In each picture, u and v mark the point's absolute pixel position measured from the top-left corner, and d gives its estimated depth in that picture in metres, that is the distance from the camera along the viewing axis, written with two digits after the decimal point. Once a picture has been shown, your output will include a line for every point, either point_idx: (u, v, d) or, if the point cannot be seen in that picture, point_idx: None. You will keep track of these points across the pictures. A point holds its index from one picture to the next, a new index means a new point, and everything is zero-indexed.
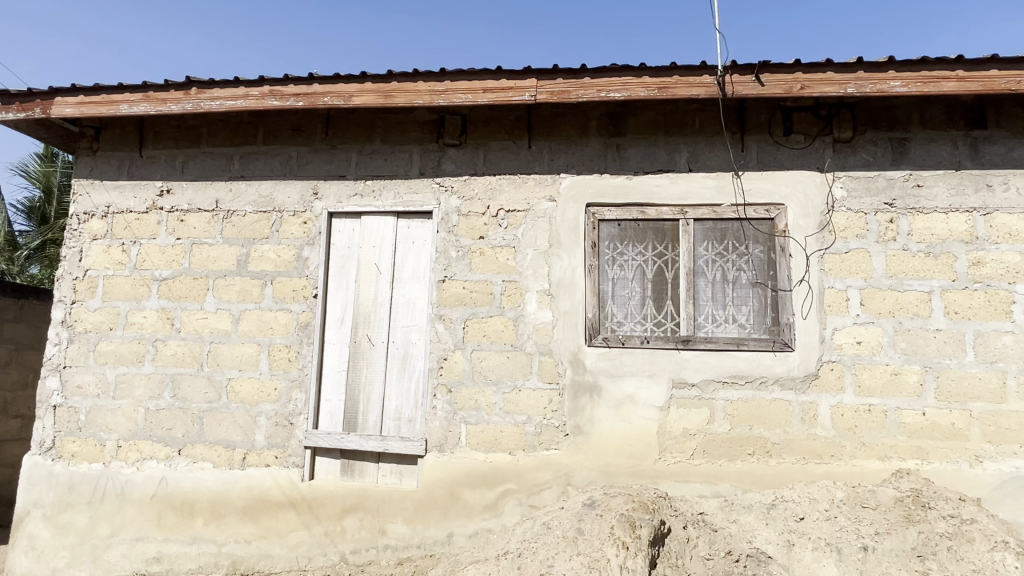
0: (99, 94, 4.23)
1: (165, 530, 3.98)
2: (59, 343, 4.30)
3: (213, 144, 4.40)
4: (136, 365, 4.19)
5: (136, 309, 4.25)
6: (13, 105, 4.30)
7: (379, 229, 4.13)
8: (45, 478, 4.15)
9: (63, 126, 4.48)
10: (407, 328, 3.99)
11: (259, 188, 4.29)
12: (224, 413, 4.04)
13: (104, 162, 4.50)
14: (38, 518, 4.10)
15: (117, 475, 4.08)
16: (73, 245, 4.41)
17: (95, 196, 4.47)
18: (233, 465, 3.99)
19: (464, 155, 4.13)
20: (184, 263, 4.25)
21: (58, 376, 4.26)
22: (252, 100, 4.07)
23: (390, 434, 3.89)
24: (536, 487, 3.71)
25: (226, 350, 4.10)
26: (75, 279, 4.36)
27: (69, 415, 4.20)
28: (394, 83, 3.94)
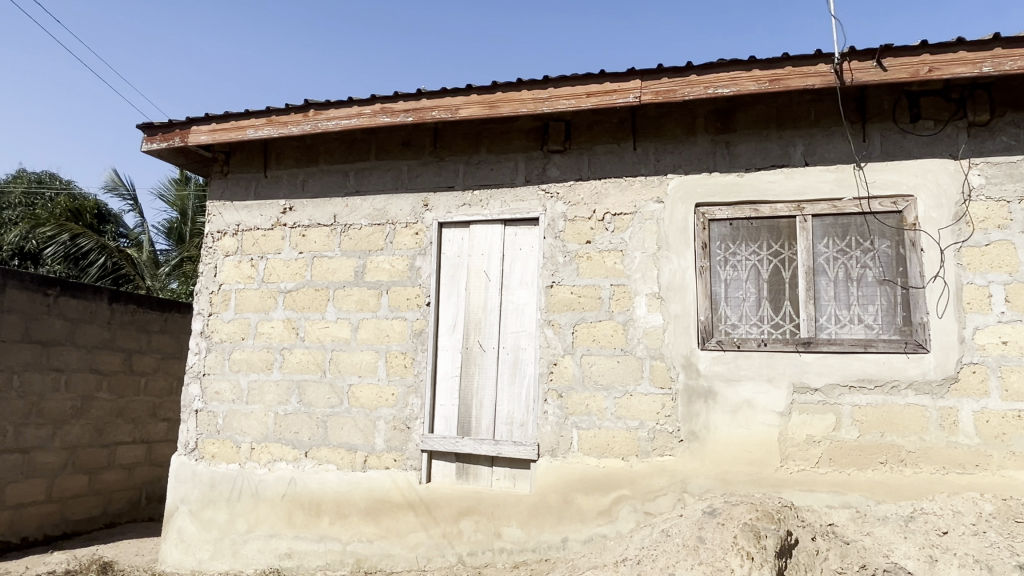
0: (229, 121, 4.58)
1: (296, 527, 4.21)
2: (199, 352, 4.66)
3: (330, 162, 4.64)
4: (266, 372, 4.47)
5: (264, 320, 4.55)
6: (156, 136, 4.72)
7: (488, 237, 4.20)
8: (189, 476, 4.51)
9: (198, 153, 4.87)
10: (517, 334, 4.04)
11: (373, 202, 4.48)
12: (346, 417, 4.24)
13: (234, 184, 4.85)
14: (185, 513, 4.46)
15: (251, 474, 4.37)
16: (209, 262, 4.78)
17: (227, 216, 4.82)
18: (355, 467, 4.18)
19: (568, 160, 4.14)
20: (307, 275, 4.51)
21: (199, 382, 4.62)
22: (365, 118, 4.27)
23: (502, 438, 3.95)
24: (650, 494, 3.65)
25: (347, 357, 4.31)
26: (211, 293, 4.72)
27: (209, 419, 4.54)
28: (498, 93, 4.02)
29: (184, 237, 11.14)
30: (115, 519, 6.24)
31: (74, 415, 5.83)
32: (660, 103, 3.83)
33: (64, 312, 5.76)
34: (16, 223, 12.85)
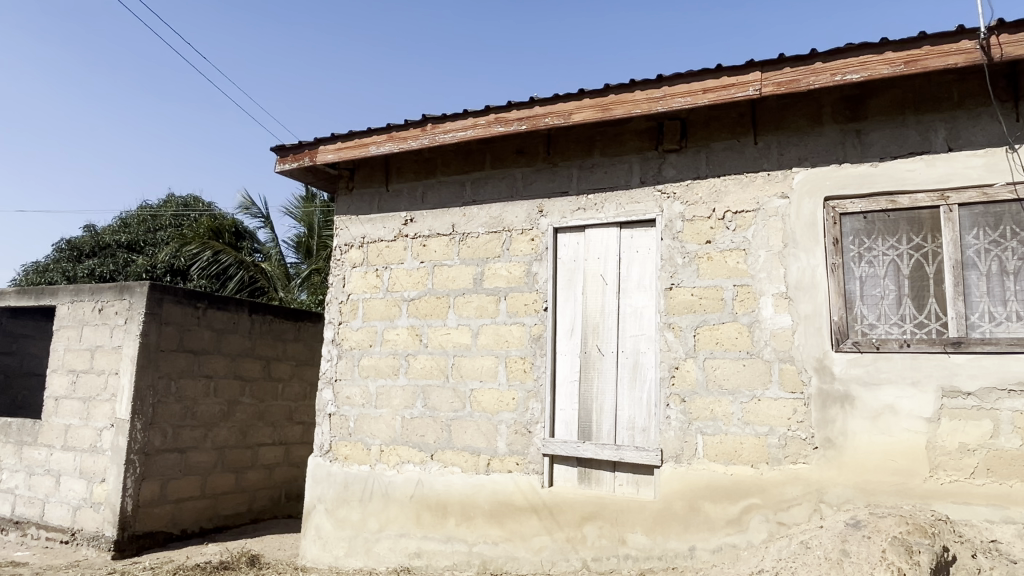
0: (353, 139, 4.82)
1: (424, 528, 4.35)
2: (331, 359, 4.93)
3: (448, 173, 4.78)
4: (393, 378, 4.66)
5: (390, 327, 4.74)
6: (288, 157, 5.05)
7: (604, 241, 4.18)
8: (325, 476, 4.77)
9: (325, 171, 5.15)
10: (636, 337, 3.98)
11: (489, 210, 4.57)
12: (469, 421, 4.35)
13: (358, 199, 5.10)
14: (321, 512, 4.72)
15: (381, 476, 4.56)
16: (338, 273, 5.05)
17: (353, 229, 5.07)
18: (479, 470, 4.27)
19: (685, 159, 4.05)
20: (428, 283, 4.66)
21: (332, 387, 4.88)
22: (480, 129, 4.37)
23: (624, 443, 3.90)
24: (783, 503, 3.49)
25: (468, 362, 4.41)
26: (340, 302, 4.98)
27: (342, 422, 4.79)
28: (611, 95, 3.99)
29: (312, 251, 11.78)
30: (260, 515, 6.70)
31: (222, 418, 6.32)
32: (783, 95, 3.67)
33: (212, 323, 6.27)
34: (168, 242, 14.11)
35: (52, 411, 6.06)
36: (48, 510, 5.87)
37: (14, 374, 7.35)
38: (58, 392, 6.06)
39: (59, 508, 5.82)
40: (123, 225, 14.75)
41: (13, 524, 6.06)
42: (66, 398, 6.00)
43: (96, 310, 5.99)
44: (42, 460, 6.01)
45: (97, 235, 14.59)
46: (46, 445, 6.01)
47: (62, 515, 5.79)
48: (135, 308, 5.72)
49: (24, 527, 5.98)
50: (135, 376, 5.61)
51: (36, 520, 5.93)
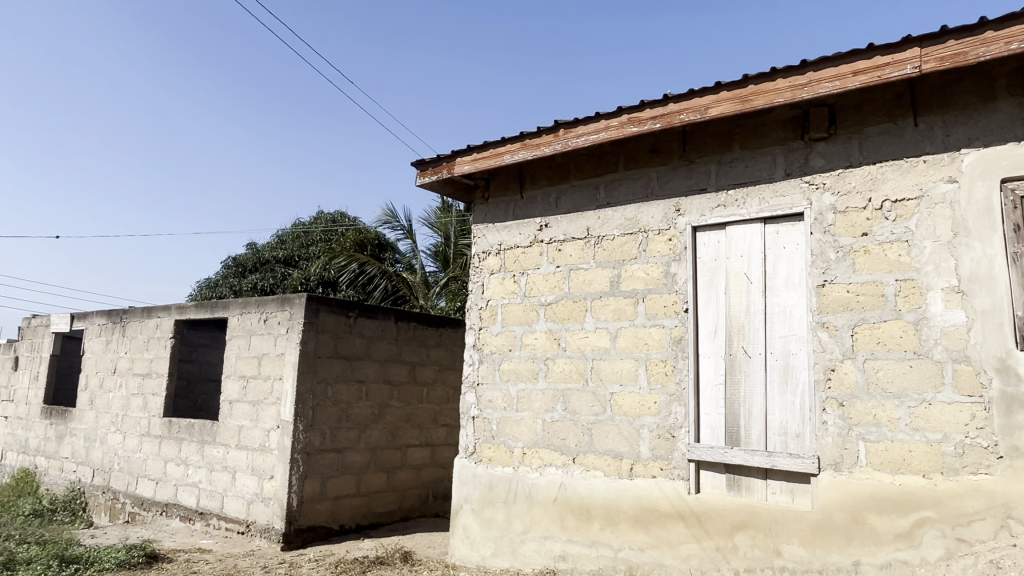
0: (487, 149, 4.95)
1: (568, 531, 4.37)
2: (473, 363, 5.07)
3: (581, 177, 4.78)
4: (533, 382, 4.72)
5: (528, 332, 4.81)
6: (427, 171, 5.27)
7: (747, 237, 4.01)
8: (470, 477, 4.91)
9: (462, 181, 5.33)
10: (785, 338, 3.79)
11: (624, 212, 4.52)
12: (611, 424, 4.31)
13: (494, 207, 5.22)
14: (468, 512, 4.86)
15: (525, 478, 4.63)
16: (477, 280, 5.19)
17: (490, 237, 5.19)
18: (622, 474, 4.23)
19: (834, 147, 3.81)
20: (565, 287, 4.69)
21: (474, 391, 5.02)
22: (613, 130, 4.34)
23: (776, 450, 3.71)
24: (963, 518, 3.19)
25: (608, 366, 4.38)
26: (480, 308, 5.12)
27: (485, 425, 4.92)
28: (751, 86, 3.83)
29: (449, 259, 12.17)
30: (410, 513, 7.02)
31: (373, 420, 6.69)
32: (946, 70, 3.36)
33: (362, 331, 6.65)
34: (319, 256, 15.13)
35: (227, 413, 6.68)
36: (226, 502, 6.47)
37: (195, 379, 8.18)
38: (232, 396, 6.67)
39: (235, 502, 6.40)
40: (280, 242, 16.00)
41: (198, 515, 6.73)
42: (239, 402, 6.60)
43: (262, 321, 6.54)
44: (220, 457, 6.64)
45: (259, 252, 15.93)
46: (223, 444, 6.63)
47: (238, 508, 6.36)
48: (295, 318, 6.19)
49: (207, 518, 6.63)
50: (297, 381, 6.07)
51: (217, 512, 6.55)
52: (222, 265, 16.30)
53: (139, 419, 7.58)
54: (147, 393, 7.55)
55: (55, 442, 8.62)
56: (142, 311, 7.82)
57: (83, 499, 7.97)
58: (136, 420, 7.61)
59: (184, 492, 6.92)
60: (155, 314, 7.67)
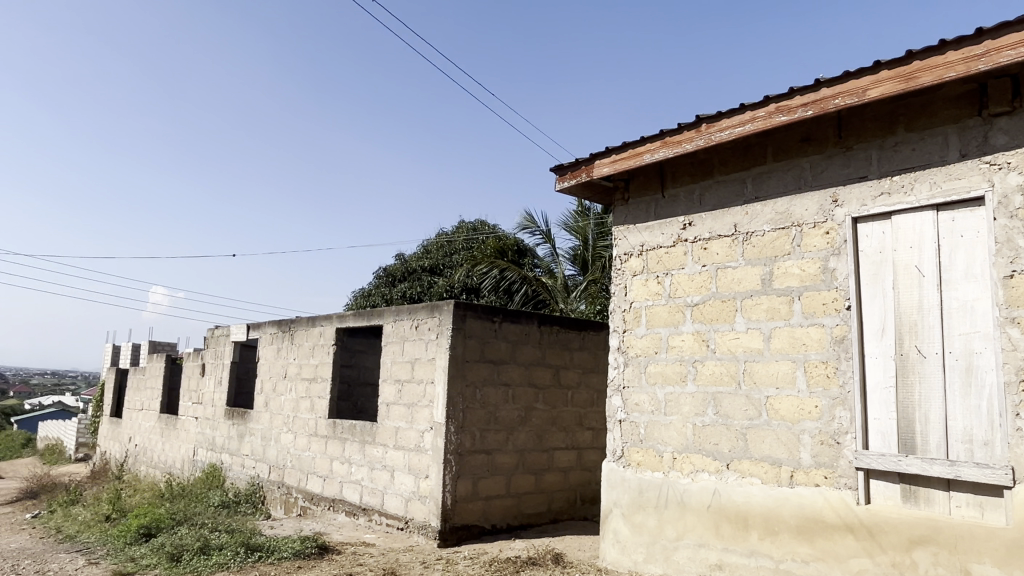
0: (627, 150, 4.90)
1: (724, 539, 4.22)
2: (618, 366, 5.04)
3: (726, 173, 4.61)
4: (681, 385, 4.61)
5: (675, 334, 4.70)
6: (566, 176, 5.31)
7: (916, 227, 3.67)
8: (619, 481, 4.87)
9: (601, 184, 5.31)
10: (967, 335, 3.44)
11: (775, 206, 4.31)
12: (767, 430, 4.12)
13: (635, 208, 5.16)
14: (619, 516, 4.82)
15: (676, 483, 4.52)
16: (619, 282, 5.15)
17: (631, 238, 5.14)
18: (782, 482, 4.03)
19: (1020, 121, 3.42)
20: (713, 287, 4.53)
21: (620, 394, 4.98)
22: (760, 121, 4.15)
23: (960, 459, 3.37)
24: None
25: (762, 368, 4.19)
26: (624, 311, 5.07)
27: (632, 429, 4.86)
28: (916, 63, 3.53)
29: (588, 262, 12.12)
30: (558, 515, 7.07)
31: (520, 423, 6.82)
32: None
33: (507, 335, 6.81)
34: (462, 263, 15.64)
35: (384, 415, 7.07)
36: (386, 499, 6.85)
37: (354, 383, 8.74)
38: (388, 399, 7.06)
39: (394, 499, 6.76)
40: (426, 252, 16.72)
41: (361, 510, 7.18)
42: (395, 404, 6.96)
43: (413, 327, 6.87)
44: (379, 457, 7.04)
45: (407, 262, 16.75)
46: (382, 444, 7.02)
47: (397, 505, 6.71)
48: (444, 324, 6.45)
49: (370, 513, 7.06)
50: (447, 384, 6.31)
51: (378, 508, 6.95)
52: (374, 276, 17.31)
53: (307, 420, 8.21)
54: (314, 396, 8.17)
55: (237, 440, 9.53)
56: (307, 320, 8.47)
57: (262, 492, 8.76)
58: (305, 421, 8.25)
59: (348, 489, 7.40)
60: (318, 323, 8.28)
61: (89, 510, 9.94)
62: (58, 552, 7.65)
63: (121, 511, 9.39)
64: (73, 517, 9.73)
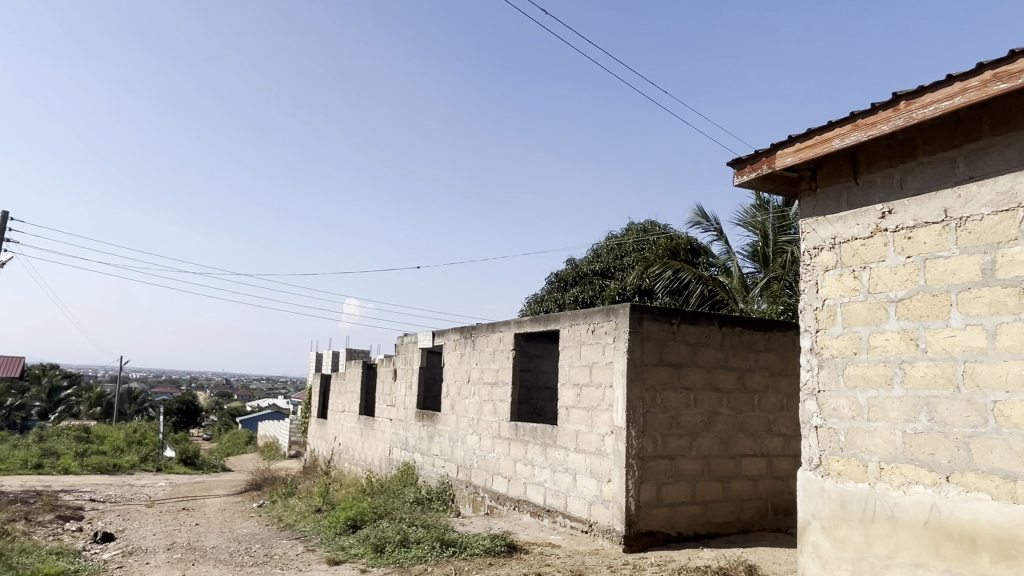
0: (813, 136, 4.59)
1: (946, 560, 3.78)
2: (812, 368, 4.71)
3: (931, 153, 4.16)
4: (886, 388, 4.22)
5: (877, 333, 4.31)
6: (745, 169, 5.08)
7: None
8: (818, 492, 4.54)
9: (785, 175, 5.01)
10: None
11: (995, 185, 3.82)
12: (995, 439, 3.64)
13: (824, 197, 4.80)
14: (818, 529, 4.50)
15: (885, 496, 4.13)
16: (809, 279, 4.82)
17: (821, 231, 4.79)
18: (1018, 499, 3.54)
19: None
20: (921, 280, 4.10)
21: (816, 399, 4.65)
22: (973, 92, 3.70)
23: None
24: None
25: (986, 369, 3.72)
26: (816, 309, 4.74)
27: (830, 435, 4.52)
28: None
29: (769, 259, 11.45)
30: (749, 526, 6.75)
31: (704, 428, 6.60)
32: None
33: (686, 338, 6.62)
34: (633, 265, 15.46)
35: (564, 418, 7.17)
36: (570, 502, 6.94)
37: (533, 387, 8.95)
38: (568, 402, 7.15)
39: (578, 502, 6.83)
40: (596, 255, 16.74)
41: (545, 512, 7.34)
42: (574, 408, 7.04)
43: (590, 331, 6.91)
44: (561, 459, 7.15)
45: (578, 267, 16.88)
46: (563, 447, 7.13)
47: (580, 508, 6.77)
48: (621, 327, 6.42)
49: (554, 515, 7.18)
50: (626, 388, 6.27)
51: (562, 510, 7.06)
52: (547, 281, 17.63)
53: (491, 422, 8.54)
54: (496, 399, 8.49)
55: (427, 440, 10.14)
56: (487, 326, 8.82)
57: (452, 491, 9.24)
58: (489, 423, 8.58)
59: (532, 490, 7.59)
60: (498, 328, 8.59)
61: (304, 502, 11.06)
62: (281, 538, 8.60)
63: (330, 504, 10.35)
64: (292, 507, 10.88)
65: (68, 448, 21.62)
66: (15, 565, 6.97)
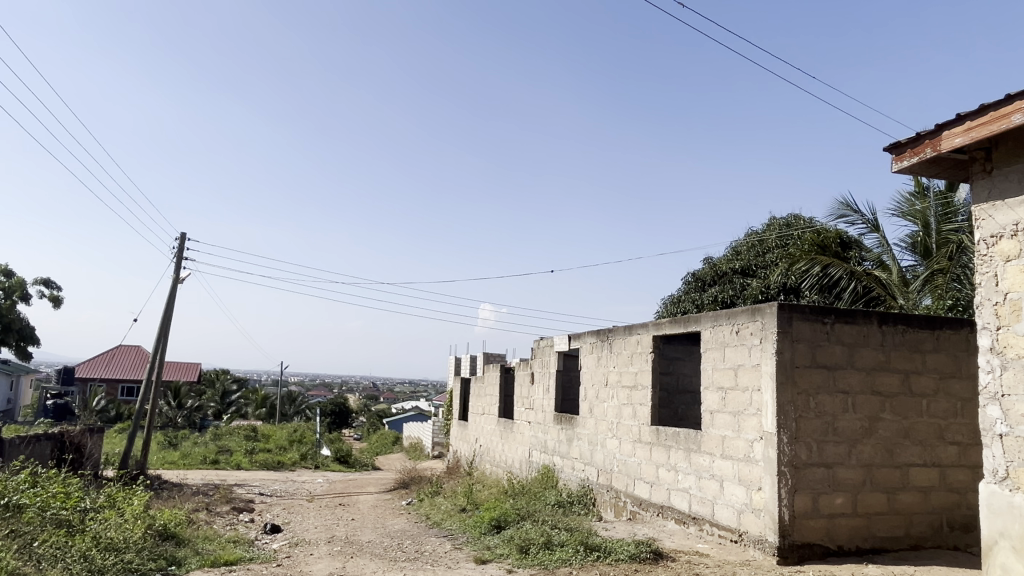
0: (988, 113, 4.14)
1: None
2: (993, 370, 4.25)
3: None
4: None
5: None
6: (906, 153, 4.67)
7: None
8: (1006, 508, 4.07)
9: (953, 158, 4.56)
10: None
11: None
12: None
13: (1002, 180, 4.32)
14: (1008, 549, 4.04)
15: None
16: (987, 271, 4.35)
17: (1000, 217, 4.31)
18: None
19: None
20: None
21: (999, 404, 4.19)
22: None
23: None
24: None
25: None
26: (996, 304, 4.27)
27: (1020, 445, 4.04)
28: None
29: (931, 250, 10.45)
30: (920, 542, 6.19)
31: (865, 435, 6.14)
32: None
33: (841, 337, 6.19)
34: (776, 262, 14.68)
35: (709, 423, 6.93)
36: (717, 510, 6.68)
37: (674, 390, 8.73)
38: (712, 406, 6.90)
39: (726, 510, 6.56)
40: (736, 253, 16.07)
41: (691, 519, 7.12)
42: (719, 412, 6.78)
43: (734, 332, 6.63)
44: (706, 465, 6.92)
45: (716, 266, 16.29)
46: (709, 453, 6.89)
47: (729, 516, 6.51)
48: (768, 328, 6.10)
49: (700, 523, 6.95)
50: (776, 392, 5.95)
51: (709, 518, 6.82)
52: (683, 281, 17.16)
53: (631, 426, 8.41)
54: (635, 403, 8.35)
55: (566, 444, 10.15)
56: (624, 329, 8.70)
57: (593, 495, 9.19)
58: (629, 427, 8.46)
59: (676, 497, 7.39)
60: (635, 331, 8.45)
61: (449, 501, 11.43)
62: (430, 536, 8.94)
63: (474, 504, 10.63)
64: (438, 506, 11.29)
65: (239, 445, 23.71)
66: (200, 550, 7.74)
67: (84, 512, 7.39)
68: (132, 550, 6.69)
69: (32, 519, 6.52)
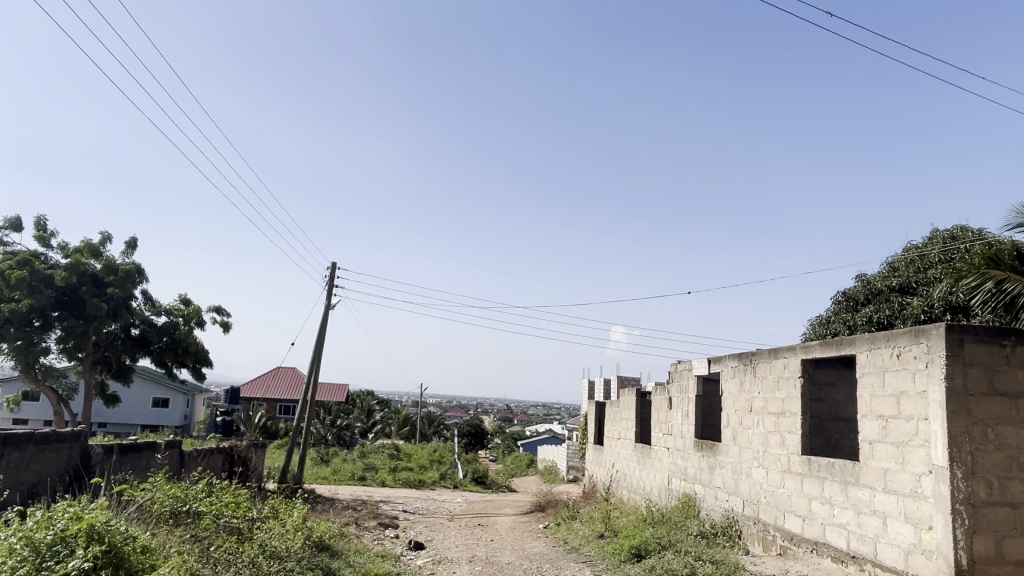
0: None
1: None
2: None
3: None
4: None
5: None
6: None
7: None
8: None
9: None
10: None
11: None
12: None
13: None
14: None
15: None
16: None
17: None
18: None
19: None
20: None
21: None
22: None
23: None
24: None
25: None
26: None
27: None
28: None
29: None
30: None
31: None
32: None
33: None
34: (939, 278, 13.38)
35: (868, 454, 6.43)
36: (880, 549, 6.16)
37: (826, 418, 8.22)
38: (871, 436, 6.40)
39: (891, 550, 6.03)
40: (893, 270, 14.87)
41: (850, 558, 6.60)
42: (880, 442, 6.27)
43: (895, 356, 6.13)
44: (867, 500, 6.42)
45: (871, 284, 15.20)
46: (869, 486, 6.39)
47: (894, 557, 5.97)
48: (935, 351, 5.58)
49: (861, 563, 6.44)
50: (947, 422, 5.43)
51: (871, 557, 6.30)
52: (833, 301, 16.21)
53: (779, 455, 7.97)
54: (783, 430, 7.90)
55: (708, 472, 9.77)
56: (769, 352, 8.26)
57: (738, 527, 8.76)
58: (776, 457, 8.02)
59: (832, 533, 6.90)
60: (781, 354, 8.01)
61: (588, 526, 11.33)
62: (569, 561, 8.91)
63: (612, 530, 10.46)
64: (576, 531, 11.21)
65: (384, 463, 24.85)
66: (352, 563, 8.18)
67: (252, 521, 8.04)
68: (294, 558, 7.16)
69: (209, 525, 7.17)
